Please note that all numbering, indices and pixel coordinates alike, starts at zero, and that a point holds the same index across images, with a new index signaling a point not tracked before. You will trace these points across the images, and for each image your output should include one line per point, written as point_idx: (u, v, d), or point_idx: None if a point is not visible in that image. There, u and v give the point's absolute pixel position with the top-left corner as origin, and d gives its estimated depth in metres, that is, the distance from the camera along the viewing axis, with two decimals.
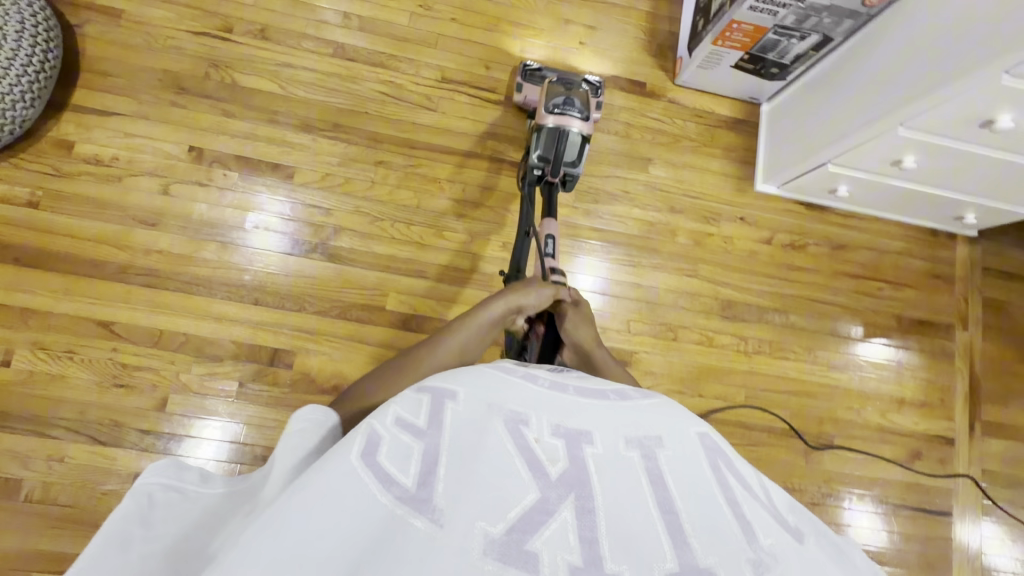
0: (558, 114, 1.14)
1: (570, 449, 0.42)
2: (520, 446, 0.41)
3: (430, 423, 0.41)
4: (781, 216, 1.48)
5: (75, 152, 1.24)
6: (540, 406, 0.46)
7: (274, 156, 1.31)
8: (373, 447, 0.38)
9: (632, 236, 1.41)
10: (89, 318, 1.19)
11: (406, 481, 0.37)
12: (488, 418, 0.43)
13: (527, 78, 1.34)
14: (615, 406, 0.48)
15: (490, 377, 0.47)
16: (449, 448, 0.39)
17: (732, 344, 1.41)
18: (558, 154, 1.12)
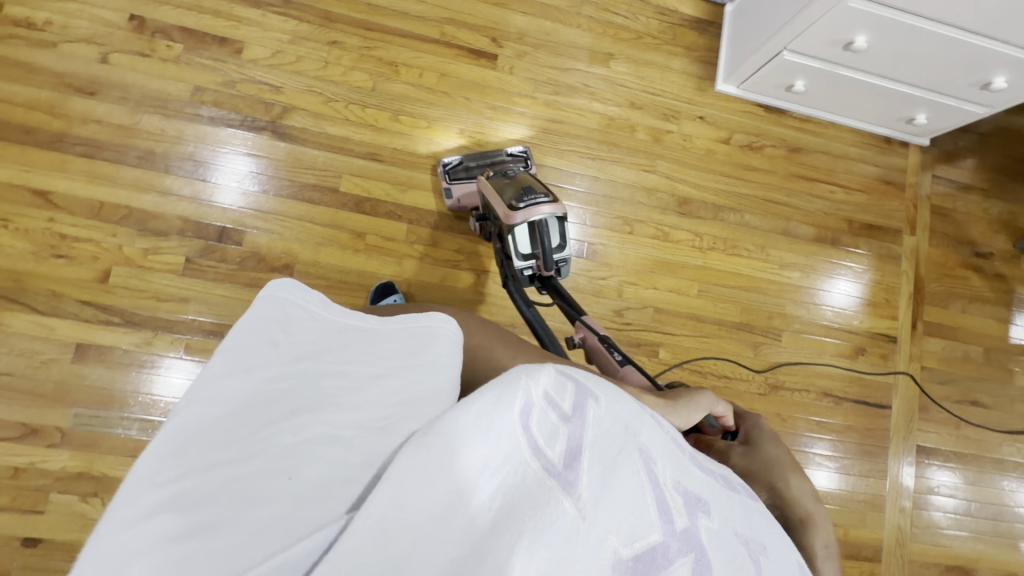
0: (525, 208, 1.05)
1: (688, 512, 0.42)
2: (650, 483, 0.41)
3: (576, 413, 0.42)
4: (740, 117, 1.49)
5: (4, 13, 1.17)
6: (668, 457, 0.45)
7: (221, 30, 1.26)
8: (529, 411, 0.39)
9: (592, 130, 1.41)
10: (24, 186, 1.14)
11: (553, 456, 0.38)
12: (624, 431, 0.43)
13: (453, 178, 1.26)
14: (724, 490, 0.48)
15: (631, 406, 0.47)
16: (592, 446, 0.41)
17: (688, 241, 1.42)
18: (546, 249, 1.05)
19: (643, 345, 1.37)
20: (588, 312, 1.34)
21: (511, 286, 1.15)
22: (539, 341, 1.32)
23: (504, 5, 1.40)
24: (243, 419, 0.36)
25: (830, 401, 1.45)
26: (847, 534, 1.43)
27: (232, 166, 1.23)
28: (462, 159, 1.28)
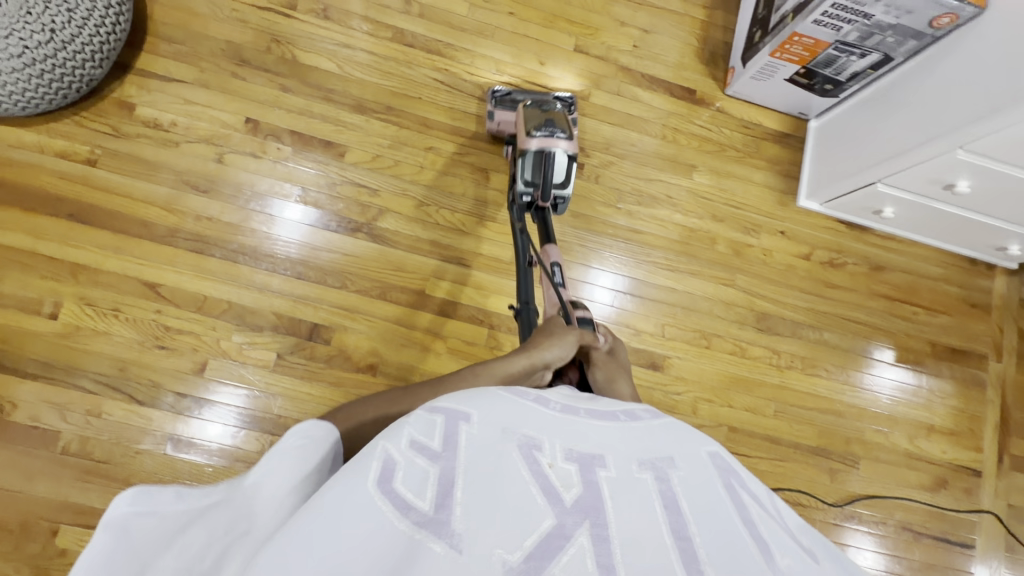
0: (541, 136, 1.14)
1: (584, 473, 0.43)
2: (536, 470, 0.42)
3: (446, 446, 0.42)
4: (821, 233, 1.48)
5: (135, 114, 1.26)
6: (553, 432, 0.47)
7: (327, 134, 1.32)
8: (388, 475, 0.39)
9: (673, 241, 1.41)
10: (138, 277, 1.21)
11: (423, 506, 0.37)
12: (501, 436, 0.44)
13: (498, 104, 1.32)
14: (627, 426, 0.51)
15: (505, 404, 0.48)
16: (466, 471, 0.40)
17: (764, 357, 1.40)
18: (546, 178, 1.12)
19: None
20: None
21: (513, 207, 1.23)
22: None
23: (593, 116, 1.44)
24: None
25: (909, 535, 1.38)
26: None
27: (288, 208, 1.28)
28: (511, 90, 1.34)
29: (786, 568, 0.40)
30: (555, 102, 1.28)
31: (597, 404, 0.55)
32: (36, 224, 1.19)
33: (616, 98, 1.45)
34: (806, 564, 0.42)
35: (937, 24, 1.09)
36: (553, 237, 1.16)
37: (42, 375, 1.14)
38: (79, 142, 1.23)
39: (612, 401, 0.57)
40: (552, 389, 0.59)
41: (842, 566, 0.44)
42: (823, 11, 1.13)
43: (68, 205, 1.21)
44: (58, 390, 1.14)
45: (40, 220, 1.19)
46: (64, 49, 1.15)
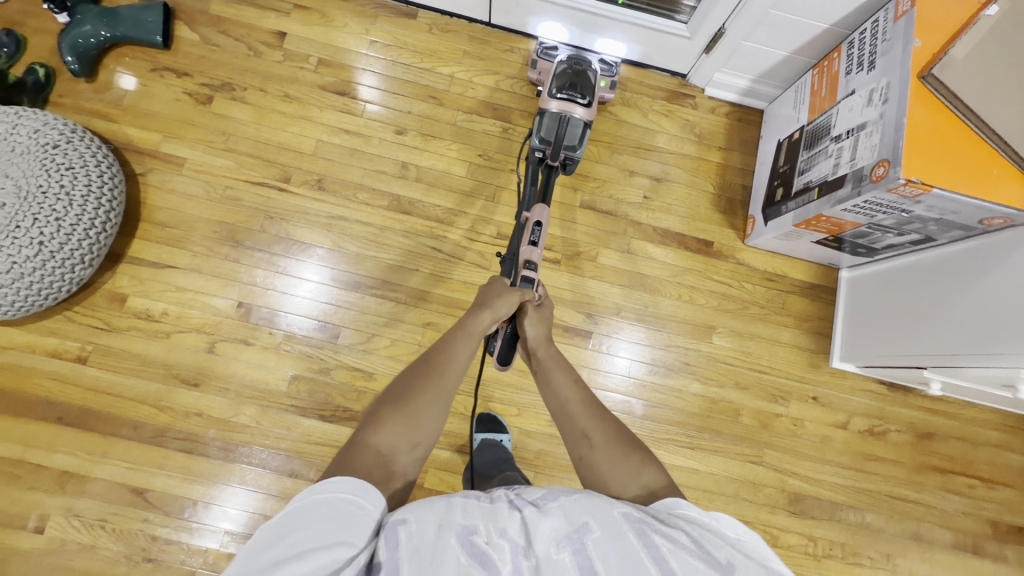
0: (561, 100, 1.19)
1: (512, 556, 0.49)
2: (471, 556, 0.48)
3: (390, 549, 0.48)
4: (859, 397, 1.34)
5: (126, 306, 1.23)
6: (484, 516, 0.52)
7: (321, 314, 1.27)
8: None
9: (692, 414, 1.30)
10: (125, 484, 1.16)
11: None
12: (439, 533, 0.49)
13: (542, 57, 1.31)
14: (547, 507, 0.54)
15: (437, 498, 0.53)
16: (410, 566, 0.46)
17: (799, 546, 1.26)
18: (558, 137, 1.17)
19: None
20: None
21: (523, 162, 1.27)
22: None
23: (602, 277, 1.35)
24: None
25: None
26: None
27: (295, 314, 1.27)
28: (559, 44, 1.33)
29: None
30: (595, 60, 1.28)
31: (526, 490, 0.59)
32: (25, 430, 1.16)
33: (626, 256, 1.36)
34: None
35: (989, 223, 0.96)
36: (549, 201, 1.16)
37: None
38: (70, 340, 1.21)
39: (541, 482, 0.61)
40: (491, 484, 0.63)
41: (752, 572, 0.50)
42: (853, 203, 1.02)
43: (58, 408, 1.18)
44: None
45: (30, 426, 1.17)
46: (53, 257, 1.13)
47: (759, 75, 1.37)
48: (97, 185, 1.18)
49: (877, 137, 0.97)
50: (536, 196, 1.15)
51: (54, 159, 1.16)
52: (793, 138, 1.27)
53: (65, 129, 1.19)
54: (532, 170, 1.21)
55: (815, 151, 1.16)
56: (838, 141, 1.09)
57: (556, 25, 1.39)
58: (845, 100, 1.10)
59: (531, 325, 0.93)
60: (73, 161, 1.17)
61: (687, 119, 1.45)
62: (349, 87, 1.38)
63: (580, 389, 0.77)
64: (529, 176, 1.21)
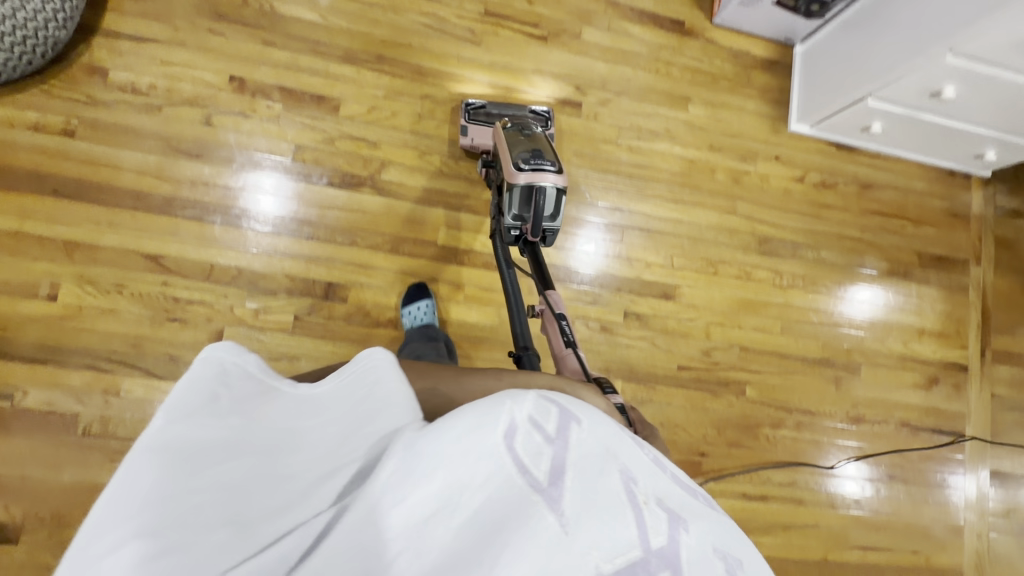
0: (529, 170, 1.01)
1: (672, 526, 0.37)
2: (631, 500, 0.38)
3: (560, 433, 0.40)
4: (813, 156, 1.53)
5: (110, 79, 1.18)
6: (650, 476, 0.42)
7: (318, 88, 1.27)
8: (512, 431, 0.39)
9: (674, 173, 1.44)
10: (138, 252, 1.15)
11: (537, 475, 0.37)
12: (606, 453, 0.40)
13: (471, 119, 1.27)
14: (709, 510, 0.43)
15: (613, 425, 0.44)
16: (575, 465, 0.39)
17: (768, 279, 1.46)
18: (535, 214, 1.02)
19: (731, 384, 1.40)
20: (678, 354, 1.38)
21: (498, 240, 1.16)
22: (634, 383, 1.34)
23: (586, 53, 1.42)
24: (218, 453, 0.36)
25: (908, 431, 1.49)
26: (929, 561, 1.45)
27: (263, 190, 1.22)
28: (484, 102, 1.29)
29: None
30: (536, 124, 1.19)
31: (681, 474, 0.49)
32: (17, 203, 1.12)
33: (608, 34, 1.44)
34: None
35: None
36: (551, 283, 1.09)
37: (51, 359, 1.10)
38: (51, 114, 1.15)
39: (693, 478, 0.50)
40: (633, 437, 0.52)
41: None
42: None
43: (51, 181, 1.14)
44: (70, 372, 1.10)
45: (22, 199, 1.12)
46: (23, 10, 1.04)
47: None
48: None
49: None
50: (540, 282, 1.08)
51: None
52: None
53: None
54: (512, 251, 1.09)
55: None
56: None
57: None
58: None
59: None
60: None
61: None
62: None
63: None
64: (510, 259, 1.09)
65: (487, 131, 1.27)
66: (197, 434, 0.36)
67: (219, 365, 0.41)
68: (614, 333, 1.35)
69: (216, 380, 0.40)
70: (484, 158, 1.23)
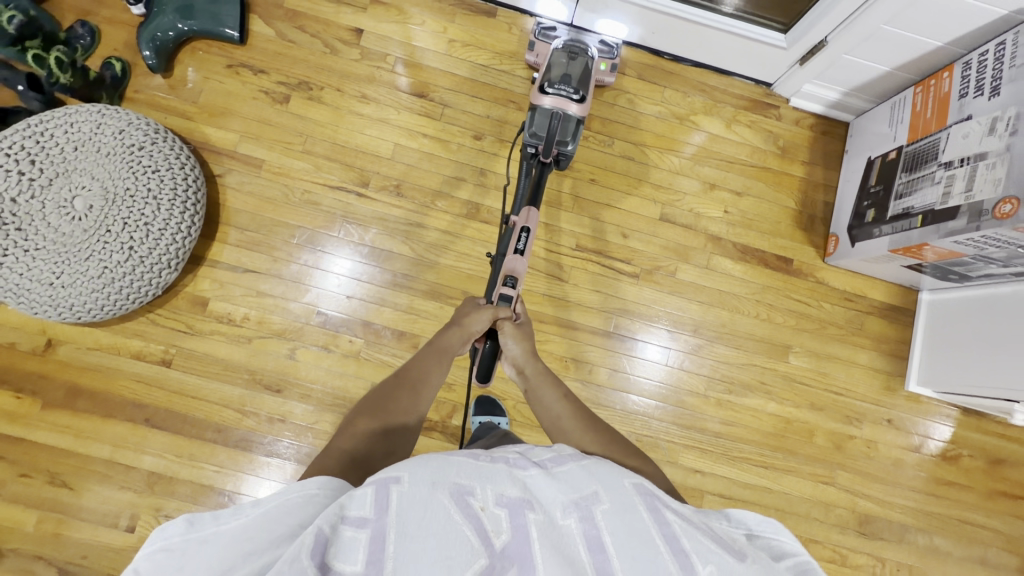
0: (554, 95, 1.15)
1: (512, 519, 0.46)
2: (467, 517, 0.45)
3: (378, 510, 0.44)
4: (933, 421, 1.34)
5: (208, 309, 1.23)
6: (485, 476, 0.48)
7: (400, 323, 1.27)
8: (321, 543, 0.41)
9: (767, 433, 1.30)
10: (211, 487, 1.18)
11: (355, 569, 0.40)
12: (432, 491, 0.45)
13: (540, 38, 1.29)
14: (553, 467, 0.52)
15: (435, 457, 0.49)
16: (397, 527, 0.43)
17: (868, 566, 1.28)
18: (550, 134, 1.12)
19: None
20: None
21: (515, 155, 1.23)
22: None
23: (679, 293, 1.33)
24: None
25: None
26: None
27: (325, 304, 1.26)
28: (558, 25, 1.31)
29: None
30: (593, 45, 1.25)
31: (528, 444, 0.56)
32: (113, 430, 1.18)
33: (705, 272, 1.34)
34: (729, 564, 0.46)
35: None
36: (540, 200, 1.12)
37: None
38: (153, 342, 1.21)
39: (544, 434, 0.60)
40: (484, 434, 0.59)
41: (762, 564, 0.48)
42: (966, 237, 1.01)
43: (144, 409, 1.19)
44: None
45: (117, 427, 1.18)
46: (142, 263, 1.11)
47: (851, 89, 1.33)
48: (182, 187, 1.15)
49: (1001, 169, 0.95)
50: (525, 195, 1.12)
51: (141, 160, 1.14)
52: (887, 159, 1.24)
53: (149, 130, 1.16)
54: (525, 166, 1.18)
55: (916, 176, 1.13)
56: (947, 169, 1.06)
57: (619, 22, 1.34)
58: (956, 125, 1.07)
59: (513, 341, 0.96)
60: (159, 163, 1.14)
61: (771, 130, 1.41)
62: (426, 89, 1.35)
63: (570, 403, 0.82)
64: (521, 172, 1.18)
65: None
66: None
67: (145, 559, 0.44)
68: None
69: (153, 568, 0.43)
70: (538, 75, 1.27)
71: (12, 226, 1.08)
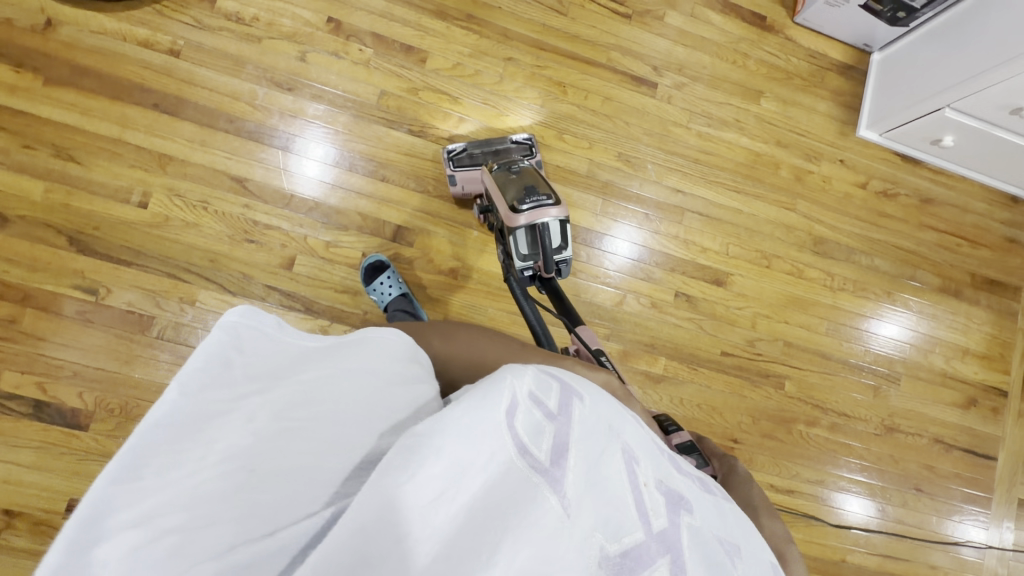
0: (529, 209, 1.01)
1: (669, 511, 0.45)
2: (631, 485, 0.45)
3: (561, 411, 0.46)
4: (878, 164, 1.53)
5: (217, 7, 1.24)
6: (649, 459, 0.49)
7: (408, 39, 1.32)
8: (514, 410, 0.43)
9: (739, 163, 1.46)
10: (225, 173, 1.21)
11: (540, 455, 0.42)
12: (609, 436, 0.47)
13: (457, 166, 1.24)
14: (701, 489, 0.52)
15: (613, 407, 0.51)
16: (578, 446, 0.45)
17: (820, 279, 1.47)
18: (545, 250, 1.02)
19: (772, 377, 1.41)
20: (724, 339, 1.40)
21: (510, 281, 1.15)
22: (676, 363, 1.36)
23: (667, 36, 1.45)
24: (215, 399, 0.38)
25: (940, 446, 1.49)
26: None
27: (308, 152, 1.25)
28: (465, 145, 1.26)
29: None
30: (522, 158, 1.21)
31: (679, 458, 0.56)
32: (122, 113, 1.18)
33: (690, 19, 1.46)
34: None
35: None
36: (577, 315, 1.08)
37: (133, 262, 1.16)
38: (161, 33, 1.21)
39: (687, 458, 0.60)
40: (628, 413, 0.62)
41: None
42: None
43: (153, 96, 1.20)
44: (152, 277, 1.16)
45: (126, 110, 1.19)
46: None
47: None
48: None
49: None
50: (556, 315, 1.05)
51: None
52: None
53: None
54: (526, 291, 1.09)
55: None
56: None
57: None
58: None
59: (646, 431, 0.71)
60: None
61: None
62: None
63: None
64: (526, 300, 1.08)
65: (477, 175, 1.24)
66: (218, 412, 0.38)
67: (227, 328, 0.42)
68: (663, 311, 1.37)
69: (234, 347, 0.41)
70: (481, 205, 1.22)
71: None
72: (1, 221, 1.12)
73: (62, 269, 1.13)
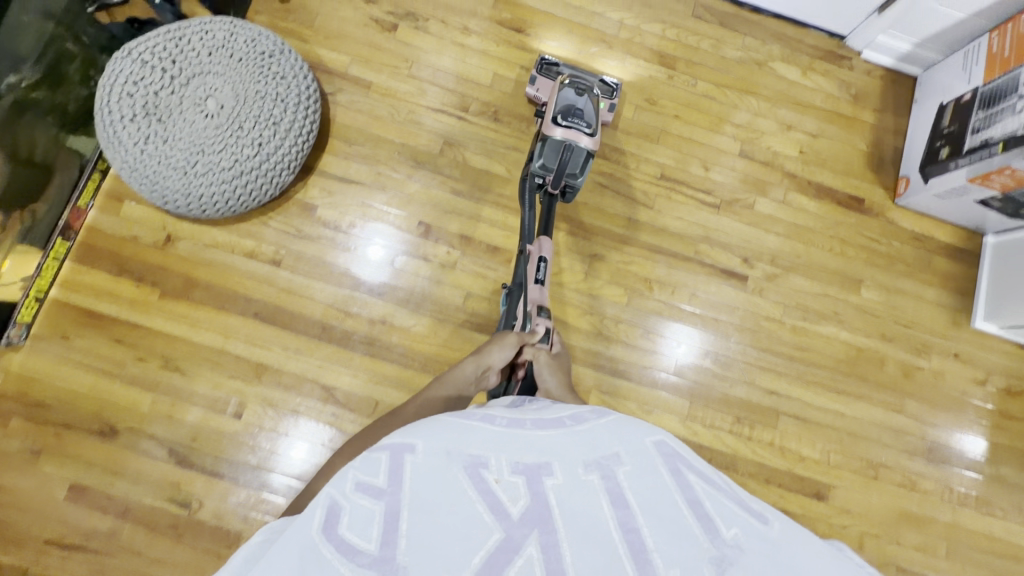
0: (565, 127, 1.17)
1: (529, 485, 0.45)
2: (482, 489, 0.44)
3: (391, 480, 0.44)
4: (998, 358, 1.39)
5: (317, 215, 1.30)
6: (499, 448, 0.49)
7: (495, 239, 1.33)
8: (334, 520, 0.41)
9: (839, 360, 1.35)
10: (316, 380, 1.23)
11: (370, 547, 0.39)
12: (448, 462, 0.46)
13: (541, 72, 1.32)
14: (570, 432, 0.53)
15: (448, 429, 0.51)
16: (411, 505, 0.42)
17: (935, 491, 1.32)
18: (559, 166, 1.16)
19: None
20: None
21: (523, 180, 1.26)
22: None
23: (757, 225, 1.40)
24: None
25: None
26: None
27: (371, 248, 1.30)
28: (561, 61, 1.33)
29: (733, 538, 0.41)
30: (596, 84, 1.29)
31: (546, 414, 0.59)
32: (225, 323, 1.24)
33: (781, 206, 1.41)
34: (755, 529, 0.43)
35: None
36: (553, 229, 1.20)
37: (224, 473, 1.18)
38: (265, 243, 1.28)
39: (562, 410, 0.60)
40: (501, 410, 0.62)
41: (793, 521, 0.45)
42: None
43: (254, 304, 1.25)
44: (240, 489, 1.18)
45: (229, 320, 1.24)
46: (268, 161, 1.18)
47: (924, 40, 1.41)
48: (304, 94, 1.22)
49: None
50: (534, 226, 1.20)
51: (268, 67, 1.20)
52: (961, 100, 1.31)
53: (276, 40, 1.22)
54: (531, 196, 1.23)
55: (994, 110, 1.20)
56: None
57: None
58: None
59: (548, 373, 0.98)
60: (286, 71, 1.21)
61: (843, 80, 1.49)
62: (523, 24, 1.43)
63: None
64: (528, 203, 1.22)
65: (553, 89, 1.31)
66: None
67: None
68: None
69: None
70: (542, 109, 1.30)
71: (154, 117, 1.15)
72: (110, 433, 1.17)
73: (161, 480, 1.17)
